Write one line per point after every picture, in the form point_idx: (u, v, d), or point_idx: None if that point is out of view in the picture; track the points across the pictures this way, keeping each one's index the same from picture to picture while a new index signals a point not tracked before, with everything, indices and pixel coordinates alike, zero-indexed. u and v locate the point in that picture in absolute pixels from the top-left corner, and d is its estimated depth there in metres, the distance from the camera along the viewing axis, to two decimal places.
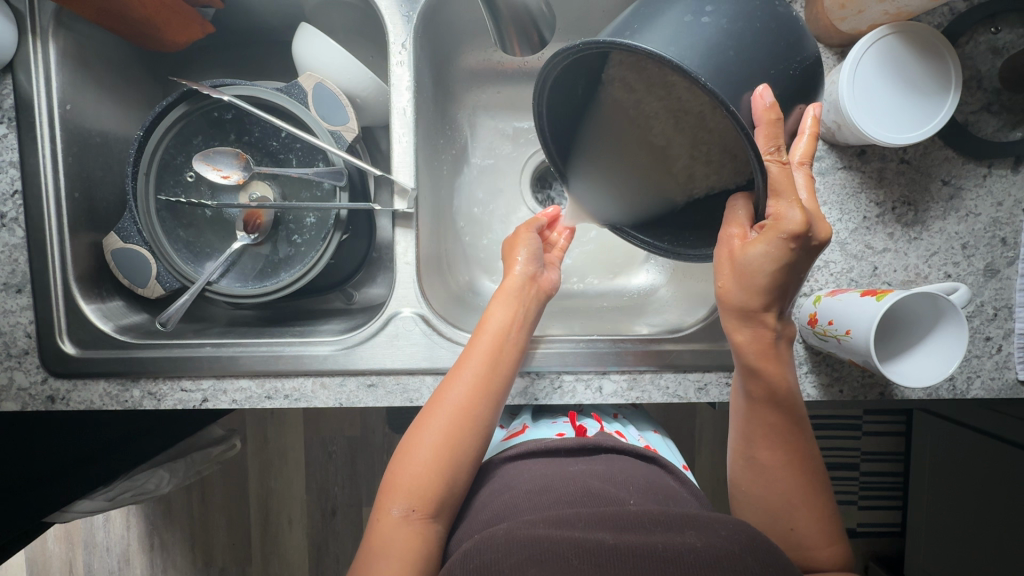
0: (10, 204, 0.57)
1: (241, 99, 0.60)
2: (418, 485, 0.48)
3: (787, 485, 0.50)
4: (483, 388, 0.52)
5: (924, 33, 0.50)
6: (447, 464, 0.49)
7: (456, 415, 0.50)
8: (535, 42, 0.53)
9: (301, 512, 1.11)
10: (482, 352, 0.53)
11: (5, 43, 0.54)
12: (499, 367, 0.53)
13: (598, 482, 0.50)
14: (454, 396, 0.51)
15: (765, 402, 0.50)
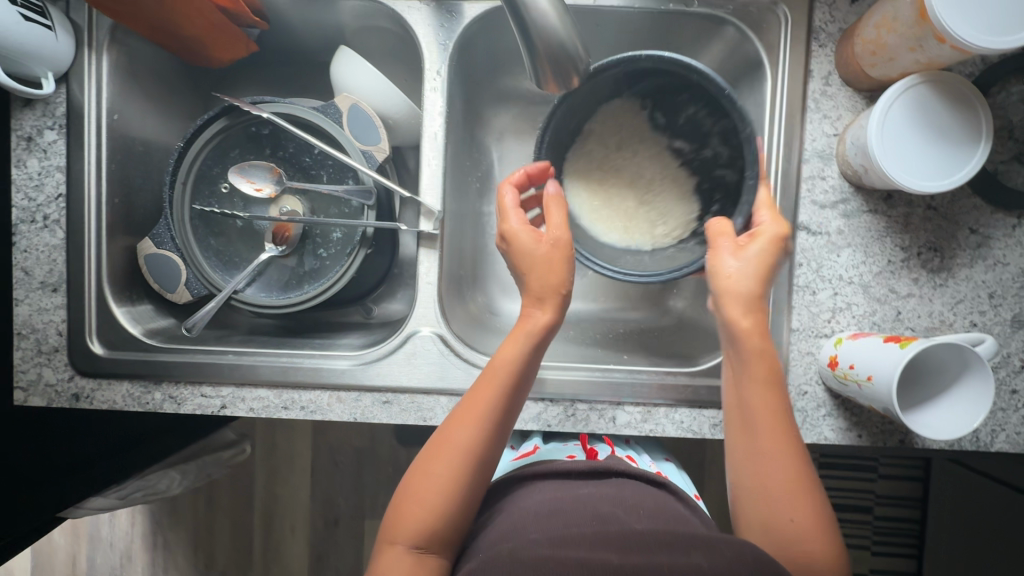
0: (54, 207, 0.59)
1: (279, 116, 0.62)
2: (418, 524, 0.46)
3: (799, 523, 0.45)
4: (482, 427, 0.49)
5: (956, 83, 0.50)
6: (448, 506, 0.47)
7: (458, 450, 0.48)
8: (571, 80, 0.43)
9: (304, 520, 1.12)
10: (488, 390, 0.50)
11: (63, 55, 0.57)
12: (502, 404, 0.50)
13: (608, 507, 0.49)
14: (455, 436, 0.49)
15: (760, 418, 0.48)
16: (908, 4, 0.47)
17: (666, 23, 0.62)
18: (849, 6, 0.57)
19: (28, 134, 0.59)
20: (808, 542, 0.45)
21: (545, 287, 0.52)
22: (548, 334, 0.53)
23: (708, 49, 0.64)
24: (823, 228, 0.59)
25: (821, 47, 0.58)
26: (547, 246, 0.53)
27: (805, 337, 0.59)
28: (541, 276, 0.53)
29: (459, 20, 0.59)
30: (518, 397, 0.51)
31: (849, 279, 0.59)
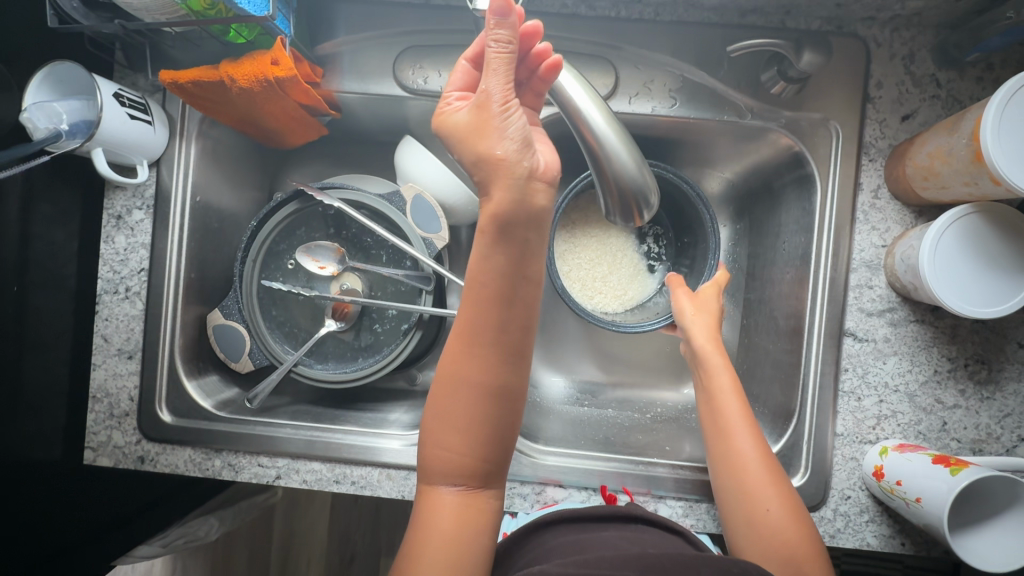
0: (136, 280, 0.64)
1: (345, 201, 0.66)
2: (449, 464, 0.43)
3: (782, 522, 0.48)
4: (478, 354, 0.41)
5: (1008, 215, 0.51)
6: (472, 441, 0.42)
7: (459, 383, 0.42)
8: (632, 214, 0.45)
9: (320, 553, 1.12)
10: (476, 304, 0.41)
11: (158, 145, 0.62)
12: (499, 322, 0.41)
13: (625, 544, 0.47)
14: (453, 369, 0.42)
15: (727, 419, 0.54)
16: (965, 144, 0.49)
17: (718, 128, 0.65)
18: (899, 124, 0.60)
19: (119, 213, 0.64)
20: (794, 542, 0.47)
21: (477, 154, 0.38)
22: (521, 224, 0.39)
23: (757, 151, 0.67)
24: (869, 335, 0.60)
25: (871, 161, 0.60)
26: (472, 107, 0.38)
27: (849, 442, 0.60)
28: (472, 147, 0.38)
29: None
30: (519, 311, 0.41)
31: (895, 387, 0.60)
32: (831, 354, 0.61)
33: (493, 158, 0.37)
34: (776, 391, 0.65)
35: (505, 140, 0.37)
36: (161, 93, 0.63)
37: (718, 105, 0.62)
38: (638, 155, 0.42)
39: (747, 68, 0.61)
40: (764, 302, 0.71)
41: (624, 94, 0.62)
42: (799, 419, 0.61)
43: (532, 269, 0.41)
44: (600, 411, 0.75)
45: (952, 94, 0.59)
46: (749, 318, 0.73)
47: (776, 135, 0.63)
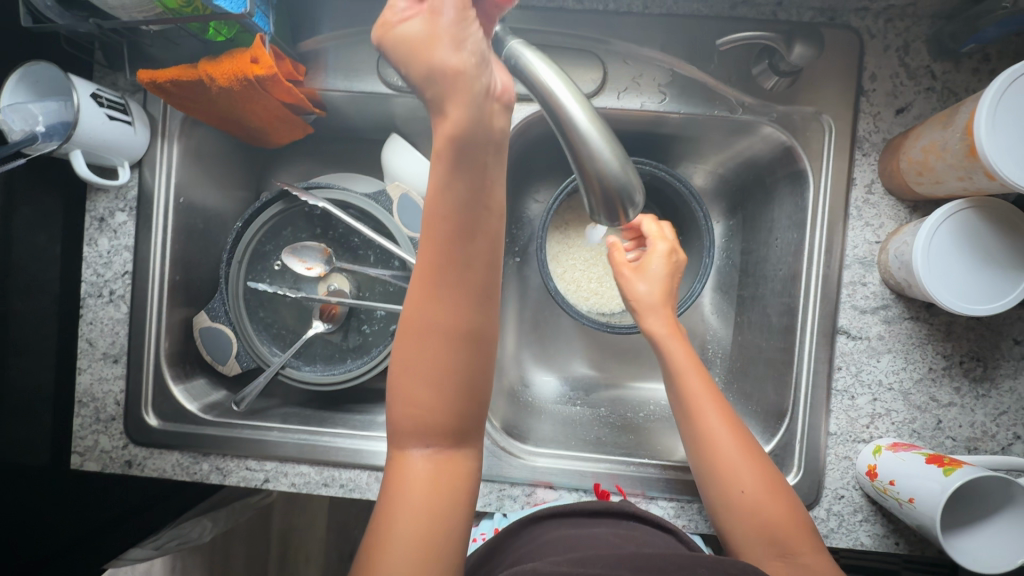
0: (120, 283, 0.63)
1: (331, 201, 0.65)
2: (417, 423, 0.36)
3: (766, 503, 0.47)
4: (442, 299, 0.33)
5: (1004, 209, 0.50)
6: (437, 398, 0.35)
7: (422, 337, 0.34)
8: (618, 216, 0.44)
9: (319, 550, 1.13)
10: (441, 230, 0.31)
11: (139, 146, 0.61)
12: (460, 260, 0.32)
13: (619, 540, 0.46)
14: (415, 314, 0.34)
15: (700, 405, 0.51)
16: (959, 138, 0.47)
17: (709, 123, 0.64)
18: (893, 117, 0.59)
19: (101, 216, 0.63)
20: (778, 521, 0.46)
21: (428, 68, 0.27)
22: (482, 147, 0.29)
23: (750, 146, 0.66)
24: (863, 332, 0.59)
25: (865, 155, 0.59)
26: (423, 16, 0.27)
27: (842, 441, 0.59)
28: (422, 60, 0.27)
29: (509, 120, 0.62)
30: (483, 246, 0.31)
31: (889, 385, 0.59)
32: (824, 352, 0.60)
33: (445, 72, 0.27)
34: (769, 389, 0.65)
35: (459, 52, 0.27)
36: (142, 92, 0.62)
37: (709, 100, 0.61)
38: (621, 153, 0.40)
39: (738, 62, 0.60)
40: (758, 299, 0.70)
41: (612, 90, 0.61)
42: (791, 418, 0.60)
43: (497, 194, 0.31)
44: (593, 410, 0.74)
45: (947, 87, 0.58)
46: (744, 314, 0.72)
47: (769, 130, 0.61)
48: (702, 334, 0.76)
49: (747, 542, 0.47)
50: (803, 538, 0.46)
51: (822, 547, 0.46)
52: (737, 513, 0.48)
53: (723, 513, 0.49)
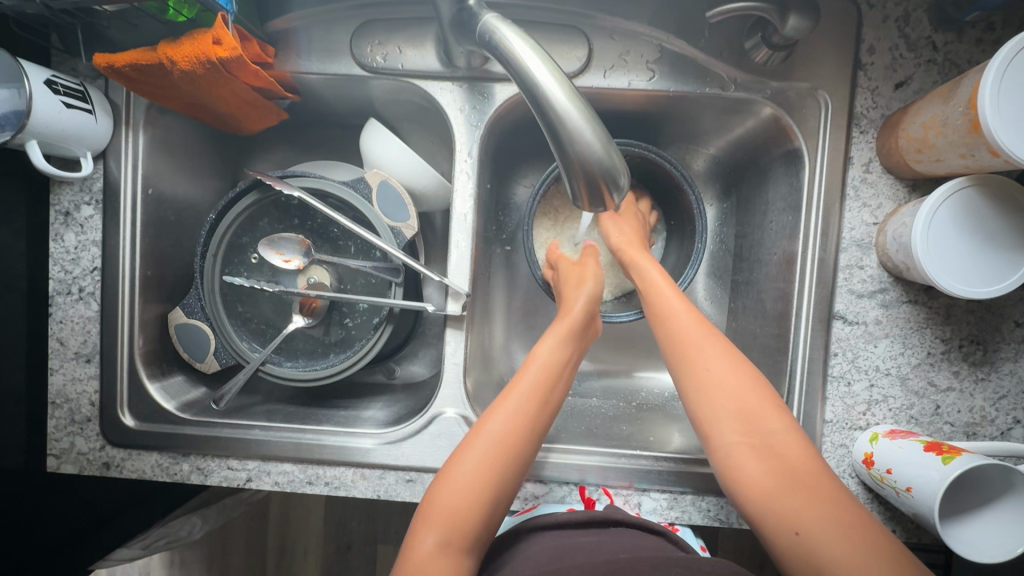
0: (89, 280, 0.60)
1: (306, 190, 0.62)
2: (445, 524, 0.44)
3: (743, 386, 0.48)
4: (533, 405, 0.49)
5: (1008, 187, 0.48)
6: (465, 520, 0.45)
7: (494, 447, 0.47)
8: (605, 202, 0.41)
9: (317, 542, 1.10)
10: (542, 360, 0.52)
11: (102, 136, 0.58)
12: (534, 432, 0.49)
13: (604, 549, 0.46)
14: (502, 415, 0.48)
15: (684, 325, 0.52)
16: (961, 113, 0.45)
17: (700, 102, 0.61)
18: (892, 92, 0.56)
19: (66, 210, 0.60)
20: (751, 399, 0.47)
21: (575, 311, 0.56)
22: (557, 406, 0.52)
23: (743, 125, 0.63)
24: (860, 317, 0.57)
25: (862, 133, 0.57)
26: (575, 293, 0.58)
27: (838, 429, 0.58)
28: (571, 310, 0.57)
29: (491, 102, 0.60)
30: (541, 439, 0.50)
31: (886, 370, 0.57)
32: (819, 338, 0.58)
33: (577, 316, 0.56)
34: (763, 377, 0.63)
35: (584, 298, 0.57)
36: (103, 79, 0.59)
37: (699, 78, 0.58)
38: (605, 137, 0.38)
39: (729, 36, 0.58)
40: (753, 284, 0.68)
41: (598, 68, 0.58)
42: (786, 407, 0.59)
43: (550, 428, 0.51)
44: (585, 400, 0.73)
45: (948, 59, 0.55)
46: (738, 299, 0.71)
47: (762, 108, 0.59)
48: None
49: (725, 435, 0.47)
50: (771, 410, 0.47)
51: (792, 422, 0.47)
52: (715, 409, 0.48)
53: (706, 423, 0.48)
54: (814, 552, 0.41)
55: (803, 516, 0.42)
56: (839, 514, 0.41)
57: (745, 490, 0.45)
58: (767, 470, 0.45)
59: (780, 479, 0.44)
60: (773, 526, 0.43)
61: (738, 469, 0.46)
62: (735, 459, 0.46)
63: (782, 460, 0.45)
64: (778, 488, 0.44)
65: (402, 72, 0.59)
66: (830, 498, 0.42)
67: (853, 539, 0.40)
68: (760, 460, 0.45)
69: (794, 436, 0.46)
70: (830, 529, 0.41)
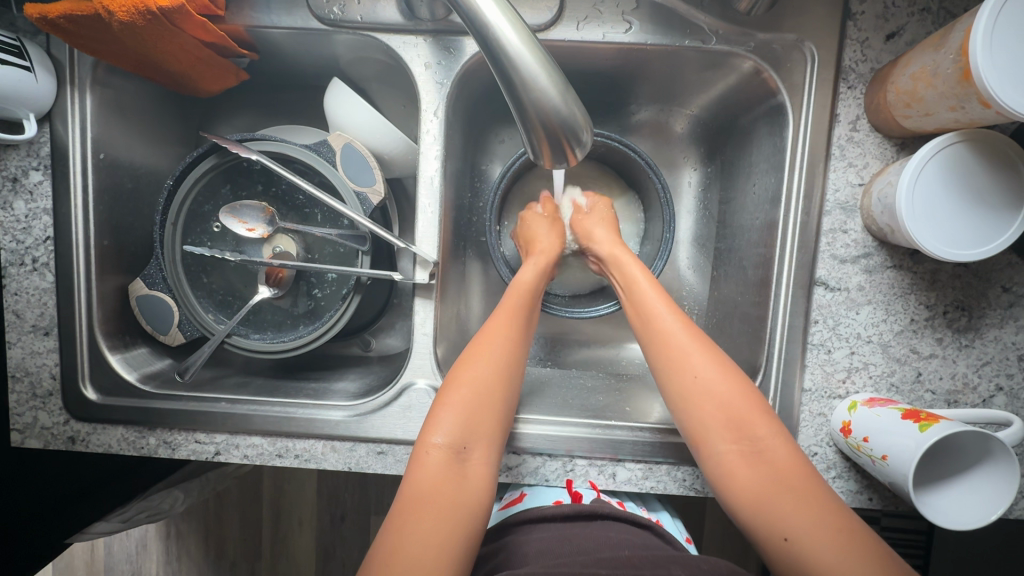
0: (43, 250, 0.58)
1: (267, 153, 0.59)
2: (430, 512, 0.44)
3: (731, 391, 0.48)
4: (498, 379, 0.51)
5: (999, 143, 0.46)
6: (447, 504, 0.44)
7: (460, 410, 0.49)
8: (567, 157, 0.40)
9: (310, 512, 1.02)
10: (506, 339, 0.53)
11: (45, 95, 0.55)
12: (498, 393, 0.50)
13: (592, 543, 0.49)
14: (461, 394, 0.49)
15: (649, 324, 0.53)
16: (952, 61, 0.42)
17: (681, 57, 0.58)
18: (883, 44, 0.53)
19: (14, 175, 0.57)
20: (737, 405, 0.47)
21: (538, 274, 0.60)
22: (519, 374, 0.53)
23: (725, 81, 0.60)
24: (842, 283, 0.55)
25: (850, 88, 0.54)
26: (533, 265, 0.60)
27: (817, 397, 0.56)
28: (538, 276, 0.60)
29: (459, 57, 0.56)
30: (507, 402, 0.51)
31: (868, 338, 0.56)
32: (799, 305, 0.56)
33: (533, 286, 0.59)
34: (743, 345, 0.62)
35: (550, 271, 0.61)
36: (44, 35, 0.56)
37: (679, 30, 0.55)
38: (563, 86, 0.36)
39: None
40: (735, 251, 0.66)
41: (571, 20, 0.54)
42: (764, 374, 0.57)
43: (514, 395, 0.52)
44: (563, 371, 0.73)
45: (944, 6, 0.52)
46: (720, 267, 0.69)
47: (744, 61, 0.56)
48: (678, 290, 0.73)
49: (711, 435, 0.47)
50: (761, 418, 0.46)
51: (782, 428, 0.47)
52: (702, 415, 0.48)
53: (694, 430, 0.48)
54: (800, 555, 0.41)
55: (792, 523, 0.42)
56: (825, 519, 0.41)
57: (736, 496, 0.45)
58: (759, 477, 0.44)
59: (768, 486, 0.44)
60: (764, 533, 0.43)
61: (729, 474, 0.46)
62: (727, 466, 0.46)
63: (771, 467, 0.45)
64: (767, 494, 0.44)
65: (362, 25, 0.56)
66: (816, 500, 0.42)
67: (841, 550, 0.40)
68: (752, 468, 0.45)
69: (786, 444, 0.46)
70: (816, 534, 0.41)
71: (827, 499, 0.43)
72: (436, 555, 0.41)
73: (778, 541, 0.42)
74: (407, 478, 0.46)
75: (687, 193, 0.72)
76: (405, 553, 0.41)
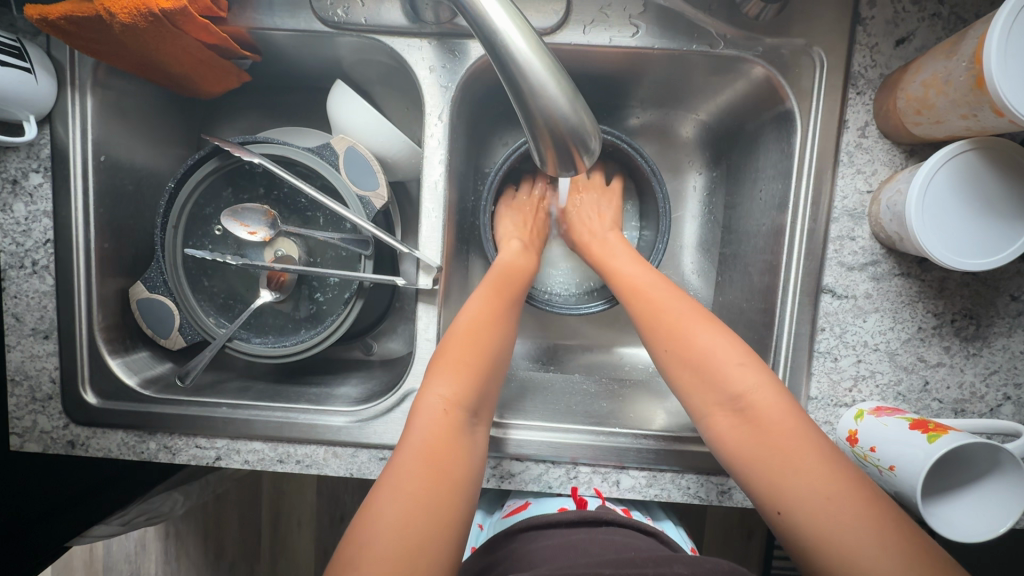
0: (43, 253, 0.57)
1: (269, 157, 0.59)
2: (430, 474, 0.42)
3: (714, 349, 0.46)
4: (500, 345, 0.50)
5: (1010, 152, 0.45)
6: (451, 466, 0.43)
7: (466, 369, 0.47)
8: (574, 162, 0.39)
9: (310, 515, 1.02)
10: (503, 308, 0.53)
11: (46, 97, 0.54)
12: (499, 359, 0.50)
13: (597, 547, 0.49)
14: (466, 355, 0.48)
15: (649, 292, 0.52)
16: (965, 68, 0.42)
17: (688, 61, 0.57)
18: (893, 49, 0.52)
19: (13, 177, 0.56)
20: (721, 363, 0.46)
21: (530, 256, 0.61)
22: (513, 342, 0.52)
23: (732, 85, 0.60)
24: (849, 291, 0.55)
25: (859, 94, 0.53)
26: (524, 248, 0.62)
27: (823, 405, 0.56)
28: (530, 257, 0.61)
29: (463, 60, 0.56)
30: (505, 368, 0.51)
31: (875, 346, 0.55)
32: (806, 313, 0.56)
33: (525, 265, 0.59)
34: None
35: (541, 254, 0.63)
36: (45, 36, 0.55)
37: (687, 33, 0.54)
38: (573, 93, 0.35)
39: None
40: (740, 257, 0.65)
41: (577, 23, 0.54)
42: None
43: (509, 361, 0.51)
44: (566, 376, 0.73)
45: (955, 12, 0.51)
46: (725, 273, 0.68)
47: (752, 66, 0.55)
48: None
49: (699, 397, 0.46)
50: (746, 372, 0.45)
51: (771, 380, 0.45)
52: (691, 378, 0.47)
53: (683, 393, 0.47)
54: (797, 519, 0.39)
55: (785, 485, 0.40)
56: (816, 475, 0.40)
57: (731, 460, 0.44)
58: (748, 438, 0.43)
59: (759, 447, 0.42)
60: (763, 498, 0.42)
61: (721, 437, 0.45)
62: (717, 429, 0.45)
63: (759, 424, 0.43)
64: (758, 453, 0.42)
65: (366, 27, 0.55)
66: (808, 455, 0.41)
67: (841, 503, 0.38)
68: (742, 428, 0.44)
69: (776, 396, 0.44)
70: (811, 496, 0.39)
71: (824, 454, 0.41)
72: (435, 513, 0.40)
73: (773, 514, 0.41)
74: (408, 436, 0.45)
75: (691, 197, 0.72)
76: (399, 518, 0.40)
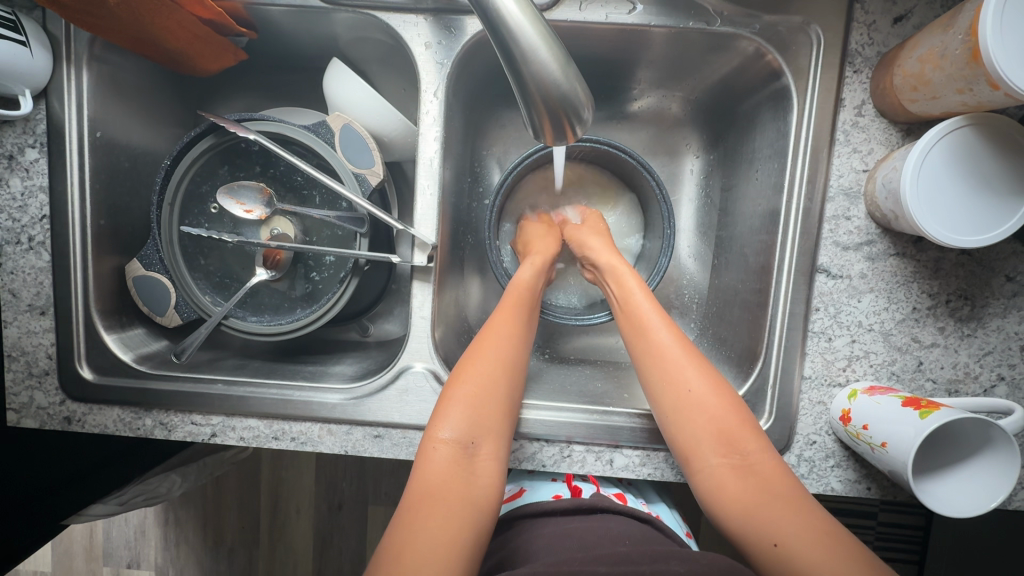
0: (38, 228, 0.58)
1: (265, 134, 0.59)
2: (435, 514, 0.43)
3: (717, 402, 0.48)
4: (505, 376, 0.51)
5: (1004, 126, 0.45)
6: (454, 504, 0.44)
7: (467, 407, 0.49)
8: (568, 131, 0.39)
9: (309, 502, 1.01)
10: (505, 338, 0.53)
11: (41, 71, 0.54)
12: (504, 396, 0.50)
13: (593, 537, 0.49)
14: (470, 391, 0.49)
15: (650, 333, 0.52)
16: (961, 41, 0.41)
17: (685, 39, 0.57)
18: (890, 27, 0.52)
19: (10, 153, 0.56)
20: (725, 418, 0.48)
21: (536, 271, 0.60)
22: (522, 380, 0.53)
23: (728, 64, 0.60)
24: (844, 270, 0.55)
25: (856, 72, 0.53)
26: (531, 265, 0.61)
27: (817, 385, 0.56)
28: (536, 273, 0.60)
29: (459, 36, 0.56)
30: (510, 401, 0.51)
31: (869, 326, 0.55)
32: (801, 292, 0.56)
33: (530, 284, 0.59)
34: (743, 332, 0.61)
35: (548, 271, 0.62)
36: (40, 10, 0.55)
37: (684, 11, 0.54)
38: (565, 61, 0.35)
39: None
40: (736, 240, 0.65)
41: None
42: (764, 361, 0.57)
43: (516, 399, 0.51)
44: (561, 359, 0.73)
45: None
46: (721, 256, 0.68)
47: (748, 44, 0.55)
48: (678, 279, 0.72)
49: (702, 447, 0.48)
50: (748, 430, 0.47)
51: (767, 441, 0.47)
52: (690, 428, 0.48)
53: (684, 441, 0.49)
54: (792, 560, 0.41)
55: (781, 529, 0.42)
56: (803, 521, 0.42)
57: (727, 505, 0.45)
58: (747, 486, 0.45)
59: (756, 495, 0.44)
60: (754, 542, 0.43)
61: (719, 484, 0.46)
62: (718, 477, 0.46)
63: (758, 477, 0.45)
64: (754, 499, 0.44)
65: (361, 3, 0.55)
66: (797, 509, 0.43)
67: (834, 554, 0.40)
68: (739, 479, 0.46)
69: (770, 455, 0.47)
70: (806, 541, 0.41)
71: (809, 508, 0.43)
72: (446, 552, 0.41)
73: (768, 549, 0.42)
74: (415, 475, 0.46)
75: (688, 181, 0.72)
76: (416, 553, 0.41)
